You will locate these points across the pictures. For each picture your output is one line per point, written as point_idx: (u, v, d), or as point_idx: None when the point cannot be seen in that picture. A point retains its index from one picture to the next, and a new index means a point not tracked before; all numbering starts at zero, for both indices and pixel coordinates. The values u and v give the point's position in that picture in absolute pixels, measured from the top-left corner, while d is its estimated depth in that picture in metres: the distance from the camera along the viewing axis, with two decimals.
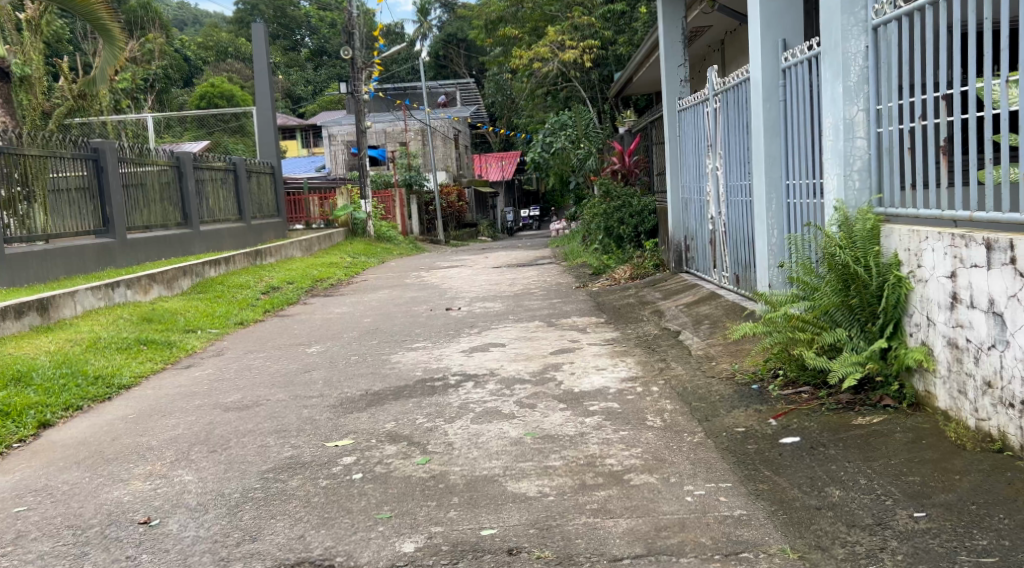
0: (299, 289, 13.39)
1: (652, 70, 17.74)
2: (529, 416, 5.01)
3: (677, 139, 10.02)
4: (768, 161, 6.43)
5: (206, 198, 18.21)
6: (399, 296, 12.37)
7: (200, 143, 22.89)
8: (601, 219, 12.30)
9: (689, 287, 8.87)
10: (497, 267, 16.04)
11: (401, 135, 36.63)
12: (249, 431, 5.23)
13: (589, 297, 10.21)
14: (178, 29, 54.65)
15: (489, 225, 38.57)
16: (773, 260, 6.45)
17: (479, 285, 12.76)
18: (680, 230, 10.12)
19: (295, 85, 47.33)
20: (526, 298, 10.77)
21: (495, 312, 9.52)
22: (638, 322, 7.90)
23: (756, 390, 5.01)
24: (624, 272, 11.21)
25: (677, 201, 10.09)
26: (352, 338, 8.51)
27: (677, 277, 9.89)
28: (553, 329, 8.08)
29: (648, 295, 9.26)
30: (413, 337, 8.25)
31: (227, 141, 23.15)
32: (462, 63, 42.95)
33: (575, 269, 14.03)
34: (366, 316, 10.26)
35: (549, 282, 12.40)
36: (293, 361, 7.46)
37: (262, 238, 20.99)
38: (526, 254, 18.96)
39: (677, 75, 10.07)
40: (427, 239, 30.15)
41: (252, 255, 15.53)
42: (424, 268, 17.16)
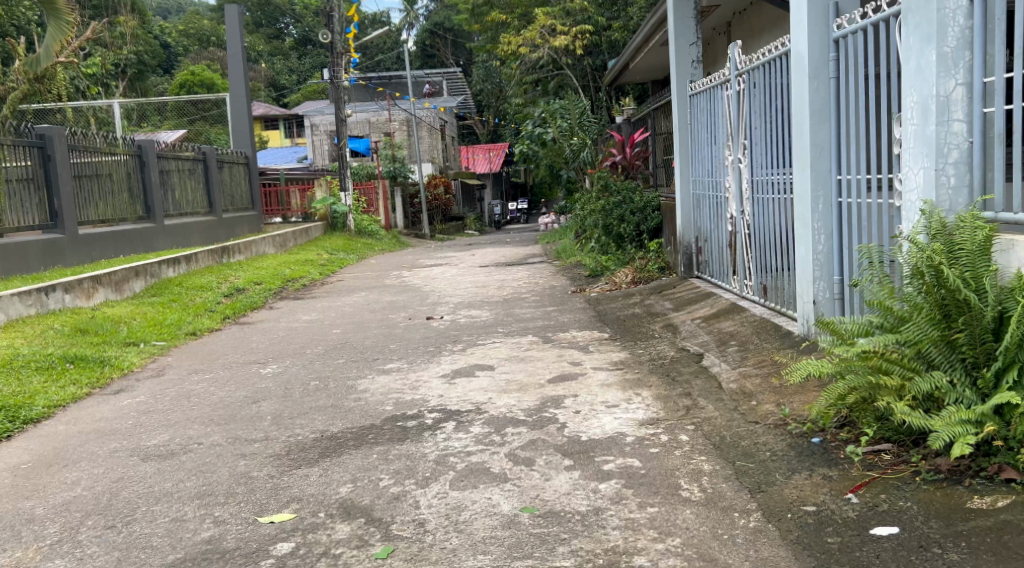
0: (267, 292, 12.21)
1: (651, 56, 16.54)
2: (526, 479, 3.89)
3: (686, 127, 8.89)
4: (814, 151, 5.28)
5: (172, 190, 16.98)
6: (377, 300, 11.20)
7: (178, 132, 21.55)
8: (599, 216, 11.11)
9: (704, 296, 7.74)
10: (484, 266, 14.91)
11: (385, 125, 35.40)
12: (164, 493, 4.07)
13: (588, 305, 9.06)
14: (161, 18, 53.27)
15: (477, 219, 37.47)
16: (821, 271, 5.32)
17: (465, 289, 11.61)
18: (690, 230, 8.97)
19: (279, 74, 46.01)
20: (516, 305, 9.61)
21: (482, 323, 8.37)
22: (650, 339, 6.75)
23: (818, 447, 3.90)
24: (626, 276, 10.11)
25: (686, 197, 8.96)
26: (316, 356, 7.35)
27: (686, 283, 8.76)
28: (549, 346, 6.93)
29: (658, 305, 8.12)
30: (387, 355, 7.09)
31: (209, 131, 21.96)
32: (450, 53, 41.74)
33: (569, 270, 12.91)
34: (338, 326, 9.10)
35: (542, 286, 11.27)
36: (241, 387, 6.30)
37: (235, 232, 19.75)
38: (516, 252, 17.83)
39: (688, 53, 8.92)
40: (412, 233, 29.01)
41: (218, 252, 14.34)
42: (407, 266, 16.00)
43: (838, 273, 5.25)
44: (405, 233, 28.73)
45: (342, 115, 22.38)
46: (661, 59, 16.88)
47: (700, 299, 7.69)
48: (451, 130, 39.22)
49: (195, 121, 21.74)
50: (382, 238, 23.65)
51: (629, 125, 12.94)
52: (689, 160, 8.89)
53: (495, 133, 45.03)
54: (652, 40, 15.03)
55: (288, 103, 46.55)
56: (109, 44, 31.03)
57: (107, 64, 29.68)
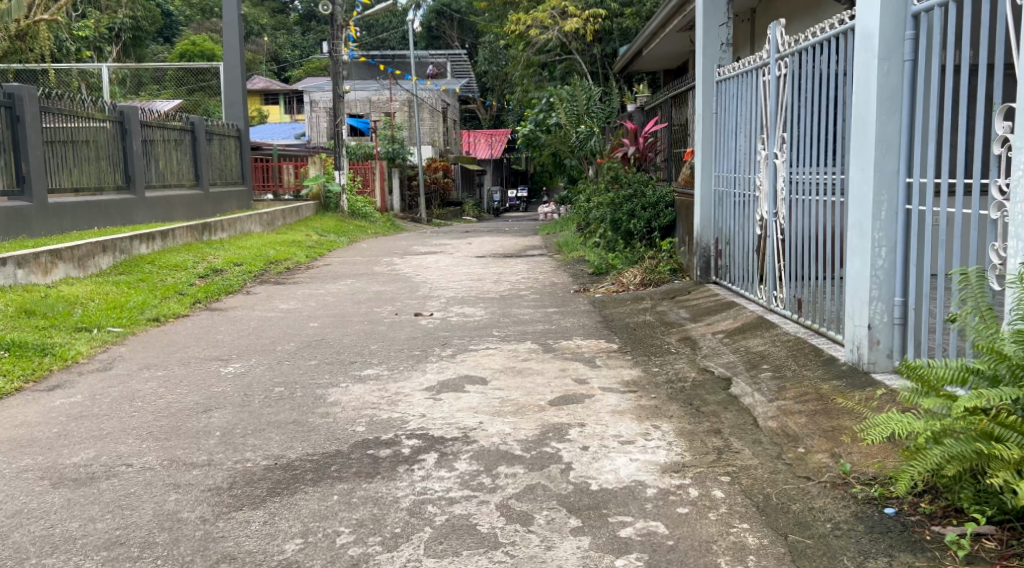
0: (246, 274, 11.39)
1: (666, 43, 15.61)
2: (521, 547, 3.10)
3: (710, 116, 8.06)
4: (881, 148, 4.45)
5: (156, 160, 16.10)
6: (363, 289, 10.36)
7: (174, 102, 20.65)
8: (607, 211, 10.27)
9: (725, 306, 6.90)
10: (480, 257, 14.07)
11: (385, 105, 34.45)
12: (66, 539, 3.26)
13: (593, 308, 8.22)
14: None
15: (474, 205, 36.63)
16: (882, 290, 4.51)
17: (459, 281, 10.78)
18: (709, 230, 8.11)
19: (281, 48, 45.00)
20: (514, 303, 8.77)
21: (476, 323, 7.53)
22: (666, 355, 5.91)
23: (894, 521, 3.14)
24: (634, 277, 9.30)
25: (707, 194, 8.13)
26: (287, 354, 6.51)
27: (702, 289, 7.93)
28: (550, 357, 6.08)
29: (672, 313, 7.27)
30: (366, 359, 6.25)
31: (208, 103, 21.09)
32: (456, 35, 40.77)
33: (570, 266, 12.09)
34: (317, 318, 8.26)
35: (541, 283, 10.45)
36: (194, 390, 5.46)
37: (221, 208, 18.87)
38: (514, 242, 16.98)
39: (717, 36, 8.08)
40: (408, 217, 28.16)
41: (199, 229, 13.47)
42: (399, 252, 15.16)
43: (900, 293, 4.47)
44: (401, 216, 27.87)
45: (340, 91, 21.47)
46: (677, 48, 16.00)
47: (720, 309, 6.86)
48: (453, 113, 38.30)
49: (195, 92, 20.85)
50: (376, 221, 22.79)
51: (643, 115, 12.15)
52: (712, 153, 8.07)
53: (498, 119, 44.11)
54: (669, 25, 14.11)
55: (288, 78, 45.59)
56: (104, 7, 30.10)
57: (102, 27, 28.78)
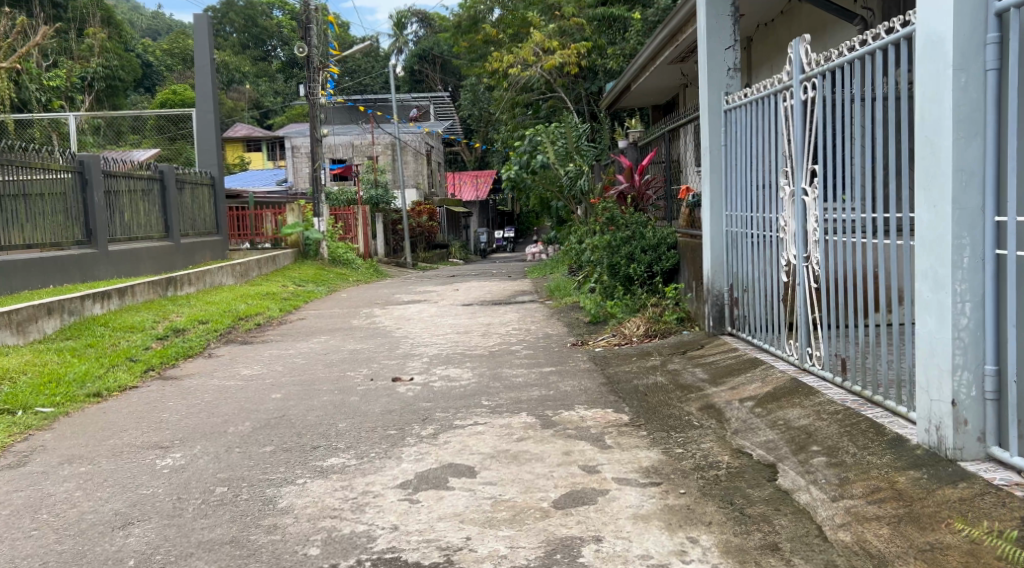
0: (209, 334, 10.43)
1: (655, 77, 14.82)
2: None
3: (716, 150, 7.16)
4: (960, 179, 3.59)
5: (121, 212, 15.15)
6: (338, 347, 9.40)
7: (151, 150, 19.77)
8: (604, 254, 9.32)
9: (748, 366, 5.96)
10: (467, 305, 13.16)
11: (368, 148, 33.56)
12: None
13: (594, 366, 7.26)
14: (152, 39, 51.85)
15: (461, 247, 35.82)
16: (970, 358, 3.61)
17: (443, 335, 9.85)
18: (722, 276, 7.18)
19: (263, 95, 44.20)
20: (505, 362, 7.82)
21: (462, 389, 6.56)
22: (689, 431, 4.96)
23: None
24: (637, 327, 8.41)
25: (718, 236, 7.22)
26: (240, 437, 5.55)
27: (718, 343, 6.98)
28: (550, 435, 5.13)
29: (688, 373, 6.32)
30: (331, 443, 5.29)
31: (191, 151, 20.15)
32: (438, 78, 40.13)
33: (565, 314, 11.19)
34: (282, 386, 7.29)
35: (535, 335, 9.53)
36: (118, 493, 4.50)
37: (194, 259, 17.88)
38: (503, 287, 16.08)
39: (723, 60, 7.18)
40: (393, 262, 27.27)
41: (162, 284, 12.51)
42: (380, 302, 14.19)
43: (992, 361, 3.57)
44: (385, 261, 26.89)
45: (317, 135, 20.61)
46: (667, 81, 15.15)
47: (743, 371, 5.92)
48: (436, 155, 37.54)
49: (177, 140, 19.98)
50: (359, 267, 21.80)
51: (635, 150, 11.29)
52: (722, 189, 7.17)
53: (483, 160, 43.45)
54: (659, 58, 13.31)
55: (270, 125, 44.78)
56: (76, 56, 29.26)
57: (73, 76, 27.95)
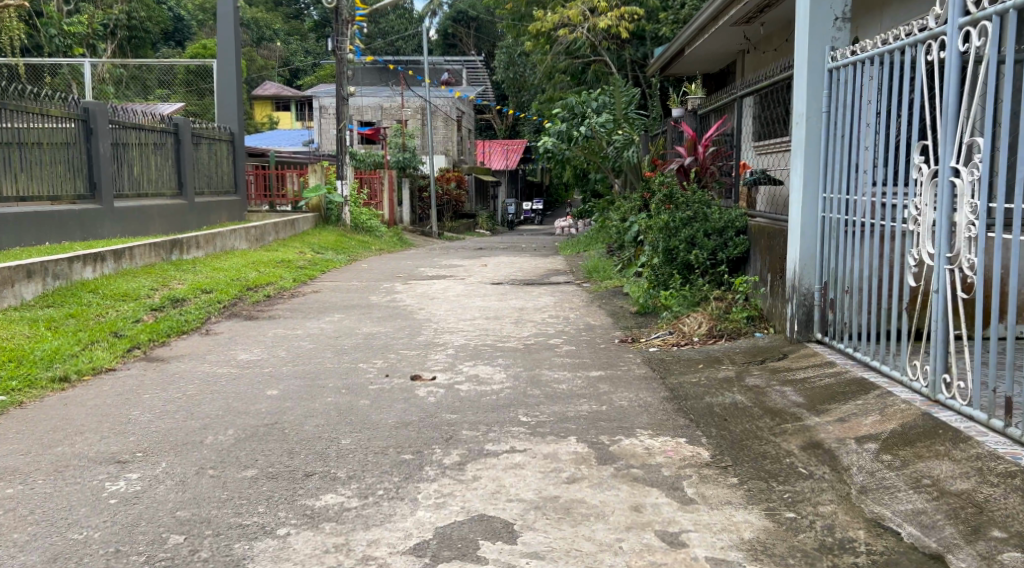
0: (212, 307, 9.31)
1: (714, 40, 13.39)
2: None
3: (814, 117, 6.02)
4: None
5: (131, 165, 14.05)
6: (353, 329, 8.28)
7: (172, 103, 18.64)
8: (660, 238, 8.10)
9: (857, 392, 4.79)
10: (497, 283, 12.03)
11: (398, 111, 32.39)
12: None
13: (652, 373, 6.09)
14: None
15: (489, 217, 34.69)
16: None
17: (472, 320, 8.71)
18: (814, 272, 6.08)
19: (293, 55, 42.76)
20: (546, 361, 6.65)
21: (494, 397, 5.42)
22: (798, 483, 3.84)
23: None
24: (698, 325, 7.22)
25: (810, 223, 6.09)
26: (217, 451, 4.42)
27: (808, 355, 5.85)
28: (609, 473, 4.02)
29: (774, 393, 5.17)
30: (328, 468, 4.16)
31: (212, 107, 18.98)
32: (472, 43, 38.90)
33: (607, 299, 10.04)
34: (282, 378, 6.15)
35: (576, 325, 8.39)
36: (43, 538, 3.44)
37: (210, 220, 16.83)
38: (534, 263, 14.93)
39: (830, 6, 5.97)
40: (418, 230, 26.18)
41: (166, 248, 11.38)
42: (404, 276, 13.05)
43: None
44: (410, 229, 25.80)
45: (343, 93, 19.39)
46: (725, 47, 13.86)
47: (851, 398, 4.74)
48: (467, 122, 36.31)
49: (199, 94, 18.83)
50: (382, 234, 20.64)
51: (697, 118, 10.06)
52: (819, 166, 6.04)
53: (514, 128, 42.14)
54: (722, 19, 11.88)
55: (300, 85, 43.50)
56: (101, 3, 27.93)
57: (96, 23, 26.77)
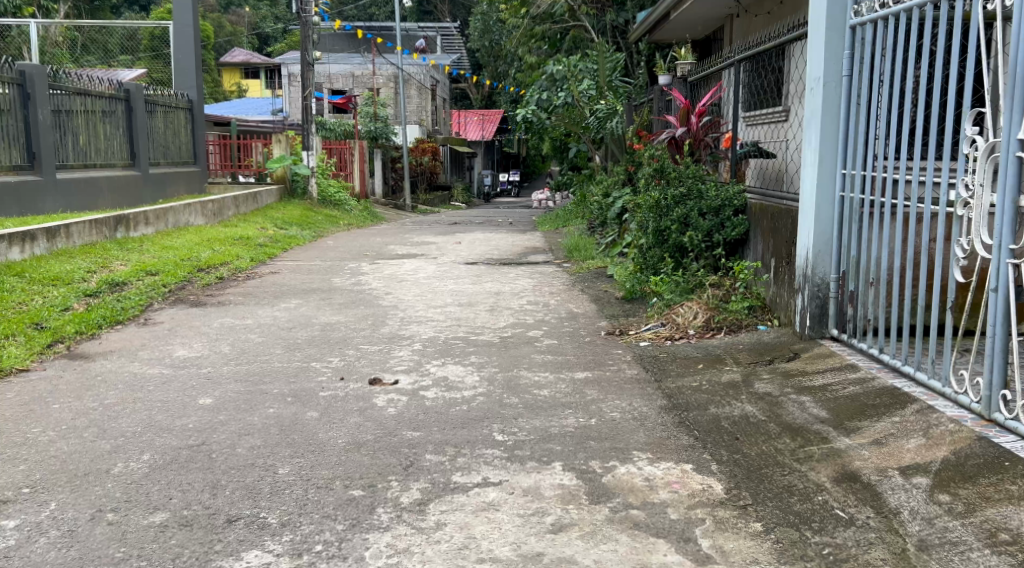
0: (155, 292, 8.44)
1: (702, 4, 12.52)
2: None
3: (833, 81, 5.27)
4: None
5: (75, 134, 13.08)
6: (310, 318, 7.47)
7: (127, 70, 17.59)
8: (650, 217, 7.32)
9: (892, 407, 4.06)
10: (471, 261, 11.24)
11: (369, 80, 31.34)
12: None
13: (645, 374, 5.34)
14: None
15: (464, 189, 33.81)
16: None
17: (442, 307, 7.92)
18: (831, 261, 5.34)
19: (263, 21, 41.51)
20: (525, 358, 5.87)
21: (464, 408, 4.65)
22: (837, 534, 3.13)
23: None
24: (693, 316, 6.47)
25: (827, 204, 5.34)
26: (123, 485, 3.63)
27: (825, 355, 5.10)
28: (601, 518, 3.29)
29: (791, 404, 4.42)
30: (257, 510, 3.39)
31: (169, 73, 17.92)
32: (447, 10, 37.81)
33: (590, 282, 9.28)
34: (220, 381, 5.34)
35: (556, 313, 7.62)
36: None
37: (166, 193, 15.86)
38: (510, 240, 14.14)
39: None
40: (391, 202, 25.27)
41: (109, 225, 10.47)
42: (372, 254, 12.20)
43: None
44: (383, 202, 24.90)
45: (309, 59, 18.41)
46: (711, 12, 13.11)
47: (886, 414, 4.01)
48: (441, 90, 35.29)
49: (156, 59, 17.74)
50: (352, 208, 19.72)
51: (688, 85, 9.30)
52: (838, 138, 5.29)
53: (490, 98, 41.12)
54: None
55: (270, 53, 42.20)
56: None
57: None
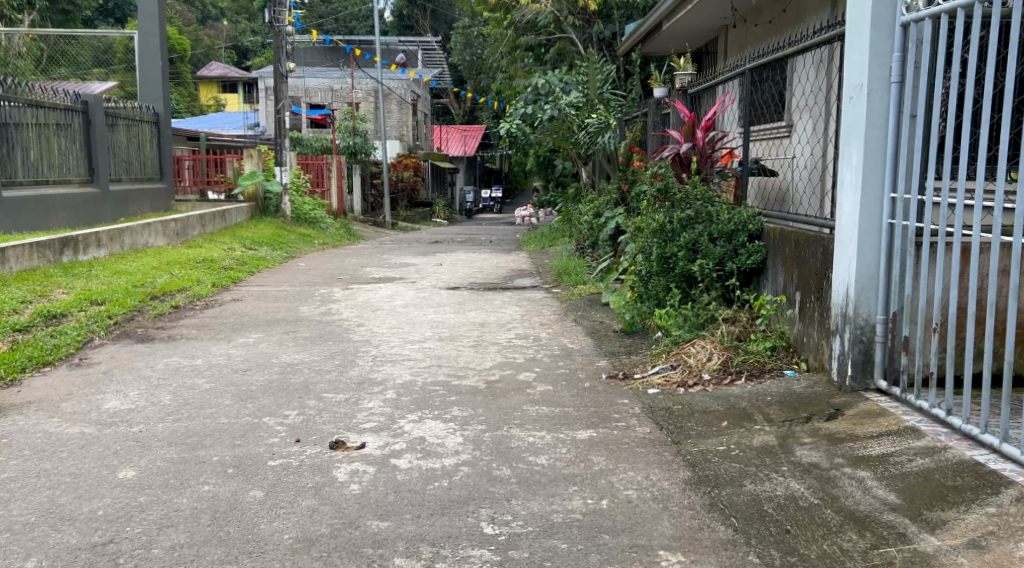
0: (95, 325, 7.52)
1: (694, 15, 11.72)
2: None
3: (879, 88, 4.40)
4: None
5: (24, 149, 12.13)
6: (270, 357, 6.57)
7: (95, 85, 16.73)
8: (655, 242, 6.49)
9: (983, 498, 3.23)
10: (452, 286, 10.37)
11: (349, 94, 30.50)
12: None
13: (661, 434, 4.46)
14: None
15: (446, 205, 32.96)
16: None
17: (420, 342, 7.04)
18: (878, 300, 4.47)
19: (243, 35, 40.67)
20: (517, 411, 4.98)
21: (444, 486, 3.78)
22: None
23: None
24: (708, 358, 5.63)
25: (874, 233, 4.48)
26: None
27: (879, 412, 4.22)
28: None
29: (848, 482, 3.54)
30: None
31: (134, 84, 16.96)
32: (428, 25, 37.07)
33: (584, 311, 8.43)
34: (150, 445, 4.45)
35: (548, 349, 6.75)
36: None
37: (129, 211, 14.92)
38: (494, 262, 13.28)
39: None
40: (370, 220, 24.37)
41: (52, 249, 9.52)
42: (346, 278, 11.29)
43: None
44: (362, 219, 24.00)
45: (281, 71, 17.51)
46: (704, 22, 12.34)
47: (975, 507, 3.18)
48: (422, 105, 34.44)
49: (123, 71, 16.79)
50: (328, 226, 18.78)
51: (686, 96, 8.48)
52: (886, 156, 4.43)
53: (473, 113, 40.33)
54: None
55: (249, 67, 41.28)
56: None
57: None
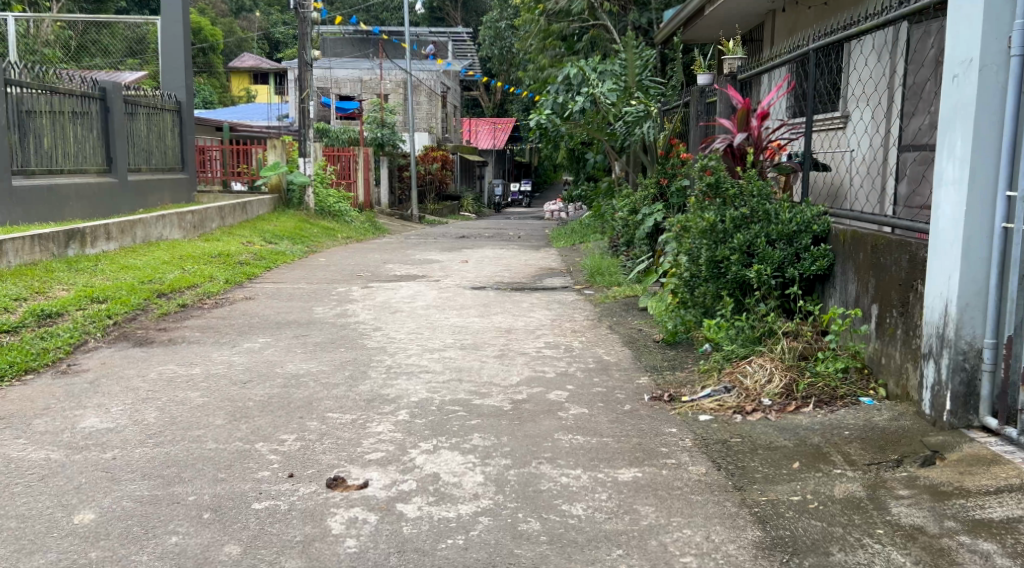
0: (91, 326, 6.90)
1: None
2: None
3: (993, 64, 3.66)
4: None
5: (37, 136, 11.58)
6: (275, 366, 5.92)
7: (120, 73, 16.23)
8: (705, 244, 5.73)
9: None
10: (478, 286, 9.70)
11: (378, 85, 29.95)
12: None
13: (720, 475, 3.76)
14: None
15: (475, 199, 32.35)
16: None
17: (441, 351, 6.35)
18: (986, 321, 3.73)
19: (274, 26, 40.20)
20: (547, 441, 4.29)
21: (461, 548, 3.13)
22: None
23: None
24: (767, 380, 4.90)
25: (983, 240, 3.74)
26: None
27: (988, 458, 3.50)
28: None
29: None
30: None
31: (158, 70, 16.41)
32: (459, 16, 36.51)
33: (620, 316, 7.72)
34: (122, 478, 3.80)
35: (581, 361, 6.05)
36: None
37: (149, 202, 14.37)
38: (522, 259, 12.61)
39: None
40: (396, 213, 23.79)
41: (55, 242, 8.92)
42: (366, 275, 10.64)
43: None
44: (388, 212, 23.43)
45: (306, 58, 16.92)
46: (751, 7, 11.55)
47: None
48: (452, 97, 33.83)
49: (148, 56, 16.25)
50: (352, 219, 18.18)
51: (733, 81, 7.70)
52: (999, 146, 3.69)
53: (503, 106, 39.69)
54: None
55: (280, 58, 40.82)
56: None
57: None
